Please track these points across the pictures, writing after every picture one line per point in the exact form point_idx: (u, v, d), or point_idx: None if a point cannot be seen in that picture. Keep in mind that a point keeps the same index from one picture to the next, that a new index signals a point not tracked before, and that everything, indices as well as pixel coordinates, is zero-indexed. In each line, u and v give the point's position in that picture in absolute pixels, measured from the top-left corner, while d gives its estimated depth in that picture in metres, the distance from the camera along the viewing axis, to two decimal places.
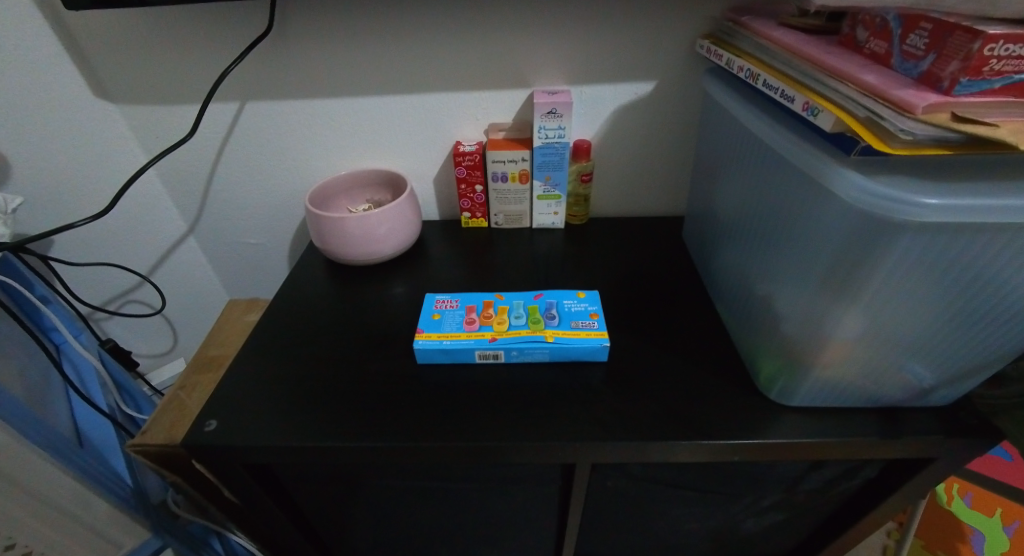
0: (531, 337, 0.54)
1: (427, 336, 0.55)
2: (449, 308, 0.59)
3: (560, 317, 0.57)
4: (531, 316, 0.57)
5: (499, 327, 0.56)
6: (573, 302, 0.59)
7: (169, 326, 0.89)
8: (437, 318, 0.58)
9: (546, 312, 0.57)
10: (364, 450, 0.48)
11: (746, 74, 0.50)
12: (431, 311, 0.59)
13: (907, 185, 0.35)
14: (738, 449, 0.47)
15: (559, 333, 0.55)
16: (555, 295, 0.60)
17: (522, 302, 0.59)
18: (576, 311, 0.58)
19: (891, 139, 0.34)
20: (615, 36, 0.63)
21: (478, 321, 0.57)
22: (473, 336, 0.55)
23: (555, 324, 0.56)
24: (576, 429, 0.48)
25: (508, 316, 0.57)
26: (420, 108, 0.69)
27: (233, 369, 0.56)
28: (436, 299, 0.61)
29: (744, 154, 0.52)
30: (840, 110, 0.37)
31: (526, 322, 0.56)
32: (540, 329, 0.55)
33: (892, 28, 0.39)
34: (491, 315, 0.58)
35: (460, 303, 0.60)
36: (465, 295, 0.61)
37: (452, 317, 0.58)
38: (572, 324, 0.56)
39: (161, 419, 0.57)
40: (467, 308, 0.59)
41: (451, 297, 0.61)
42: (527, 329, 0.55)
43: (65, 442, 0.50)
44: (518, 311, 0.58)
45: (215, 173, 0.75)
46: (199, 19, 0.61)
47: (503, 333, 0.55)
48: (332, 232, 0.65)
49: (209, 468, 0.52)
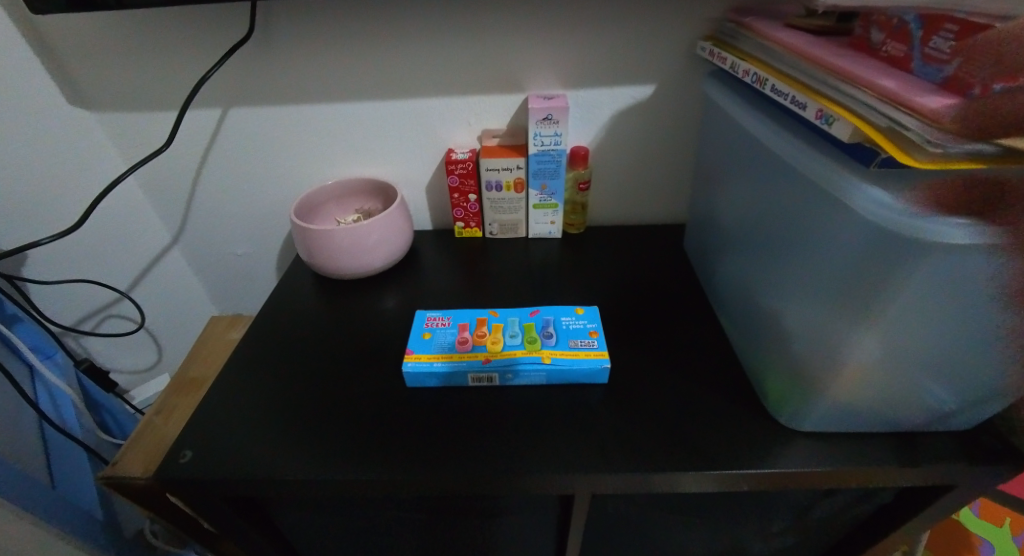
0: (528, 359, 0.51)
1: (416, 358, 0.52)
2: (440, 326, 0.56)
3: (557, 335, 0.54)
4: (527, 335, 0.54)
5: (492, 347, 0.53)
6: (571, 319, 0.56)
7: (153, 341, 0.85)
8: (428, 337, 0.55)
9: (543, 330, 0.54)
10: (349, 483, 0.45)
11: (752, 79, 0.47)
12: (422, 329, 0.56)
13: (936, 203, 0.32)
14: (748, 478, 0.44)
15: (556, 353, 0.52)
16: (553, 311, 0.57)
17: (518, 318, 0.56)
18: (575, 329, 0.55)
19: (915, 151, 0.31)
20: (612, 38, 0.60)
21: (470, 340, 0.54)
22: (465, 357, 0.52)
23: (553, 344, 0.53)
24: (576, 459, 0.45)
25: (502, 334, 0.54)
26: (411, 114, 0.66)
27: (213, 393, 0.53)
28: (426, 316, 0.58)
29: (749, 162, 0.49)
30: (857, 118, 0.34)
31: (521, 342, 0.53)
32: (537, 349, 0.52)
33: (911, 30, 0.36)
34: (485, 332, 0.54)
35: (452, 320, 0.57)
36: (457, 312, 0.58)
37: (444, 336, 0.55)
38: (569, 343, 0.53)
39: (137, 447, 0.54)
40: (460, 326, 0.56)
41: (443, 314, 0.58)
42: (524, 349, 0.52)
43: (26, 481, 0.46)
44: (512, 329, 0.55)
45: (198, 181, 0.72)
46: (176, 23, 0.58)
47: (497, 354, 0.52)
48: (319, 245, 0.62)
49: (185, 502, 0.49)
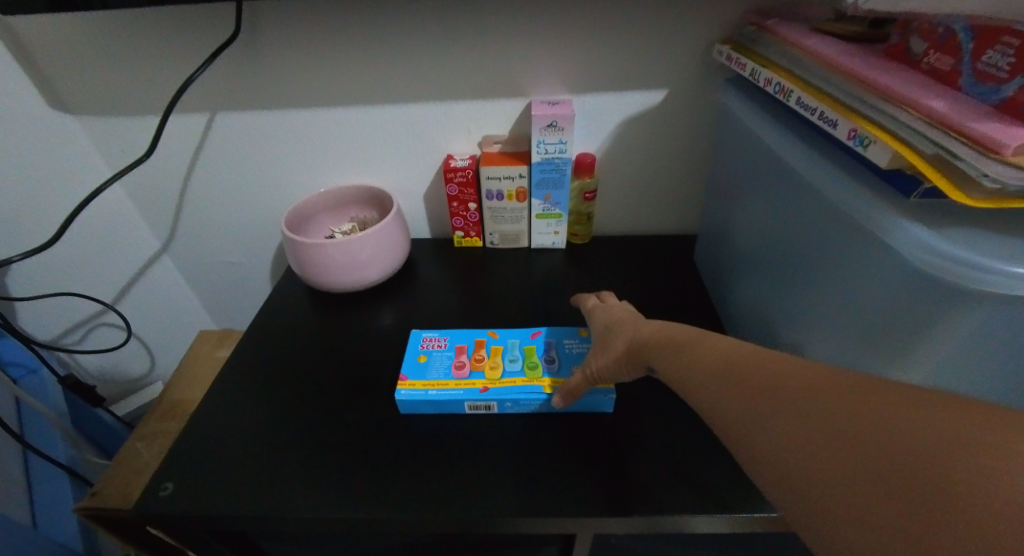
0: (529, 388, 0.48)
1: (411, 384, 0.49)
2: (437, 349, 0.53)
3: (560, 361, 0.51)
4: (528, 360, 0.51)
5: (491, 374, 0.50)
6: (574, 342, 0.53)
7: (145, 351, 0.83)
8: (424, 361, 0.52)
9: (545, 355, 0.51)
10: (336, 522, 0.42)
11: (776, 89, 0.43)
12: (417, 351, 0.53)
13: (987, 246, 0.28)
14: (764, 523, 0.41)
15: (558, 381, 0.49)
16: (555, 332, 0.54)
17: (518, 341, 0.54)
18: (579, 354, 0.52)
19: (968, 186, 0.27)
20: (622, 40, 0.56)
21: (468, 365, 0.51)
22: (462, 385, 0.49)
23: (556, 372, 0.50)
24: (579, 500, 0.42)
25: (502, 359, 0.51)
26: (408, 119, 0.63)
27: (197, 419, 0.51)
28: (422, 337, 0.55)
29: (769, 180, 0.46)
30: (899, 142, 0.31)
31: (522, 368, 0.50)
32: (539, 378, 0.49)
33: (960, 42, 0.32)
34: (483, 356, 0.52)
35: (449, 342, 0.54)
36: (454, 333, 0.55)
37: (439, 360, 0.52)
38: (572, 370, 0.50)
39: (113, 478, 0.52)
40: (457, 349, 0.53)
41: (439, 335, 0.55)
42: (524, 377, 0.49)
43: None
44: (512, 352, 0.52)
45: (186, 188, 0.68)
46: (159, 23, 0.54)
47: (496, 382, 0.49)
48: (310, 259, 0.59)
49: (169, 535, 0.46)
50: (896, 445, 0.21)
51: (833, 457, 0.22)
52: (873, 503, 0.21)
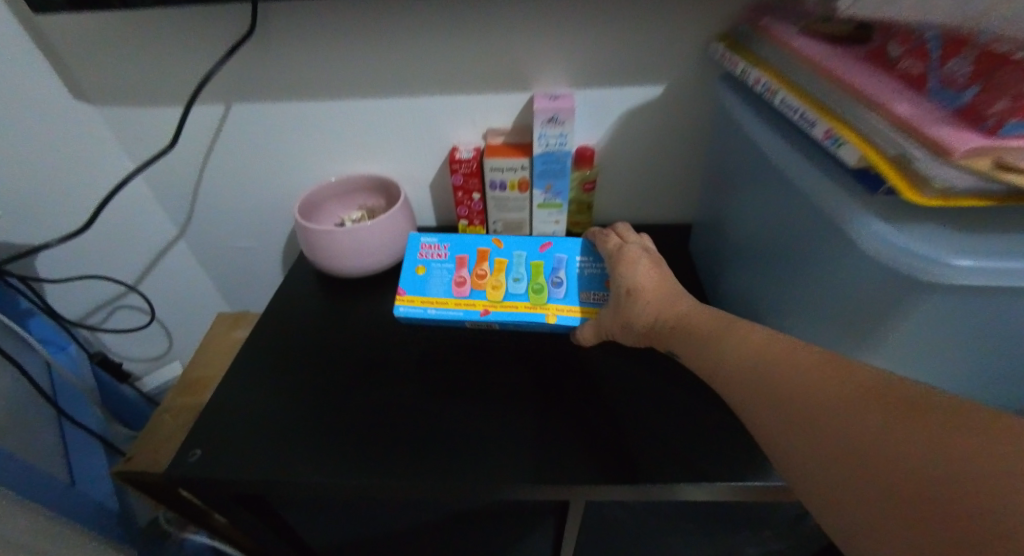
0: (533, 314, 0.52)
1: (409, 301, 0.55)
2: (437, 261, 0.57)
3: (566, 285, 0.54)
4: (533, 282, 0.54)
5: (493, 295, 0.54)
6: (585, 262, 0.55)
7: (165, 331, 0.87)
8: (423, 274, 0.56)
9: (552, 277, 0.54)
10: (351, 487, 0.46)
11: (764, 88, 0.45)
12: (417, 262, 0.57)
13: (939, 241, 0.31)
14: (741, 491, 0.45)
15: (561, 311, 0.52)
16: (564, 247, 0.57)
17: (523, 256, 0.57)
18: (587, 277, 0.54)
19: (923, 188, 0.31)
20: (622, 37, 0.58)
21: (469, 284, 0.55)
22: (462, 305, 0.54)
23: (560, 297, 0.53)
24: (572, 470, 0.46)
25: (506, 279, 0.55)
26: (416, 111, 0.65)
27: (219, 394, 0.54)
28: (421, 244, 0.58)
29: (756, 175, 0.49)
30: (868, 144, 0.34)
31: (526, 291, 0.54)
32: (542, 304, 0.53)
33: (930, 50, 0.35)
34: (485, 274, 0.55)
35: (449, 253, 0.57)
36: (454, 243, 0.58)
37: (438, 274, 0.56)
38: (578, 297, 0.53)
39: (141, 445, 0.57)
40: (457, 262, 0.57)
41: (439, 244, 0.58)
42: (527, 301, 0.53)
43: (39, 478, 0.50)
44: (519, 271, 0.55)
45: (203, 178, 0.71)
46: (179, 20, 0.56)
47: (497, 305, 0.53)
48: (323, 245, 0.63)
49: (197, 496, 0.50)
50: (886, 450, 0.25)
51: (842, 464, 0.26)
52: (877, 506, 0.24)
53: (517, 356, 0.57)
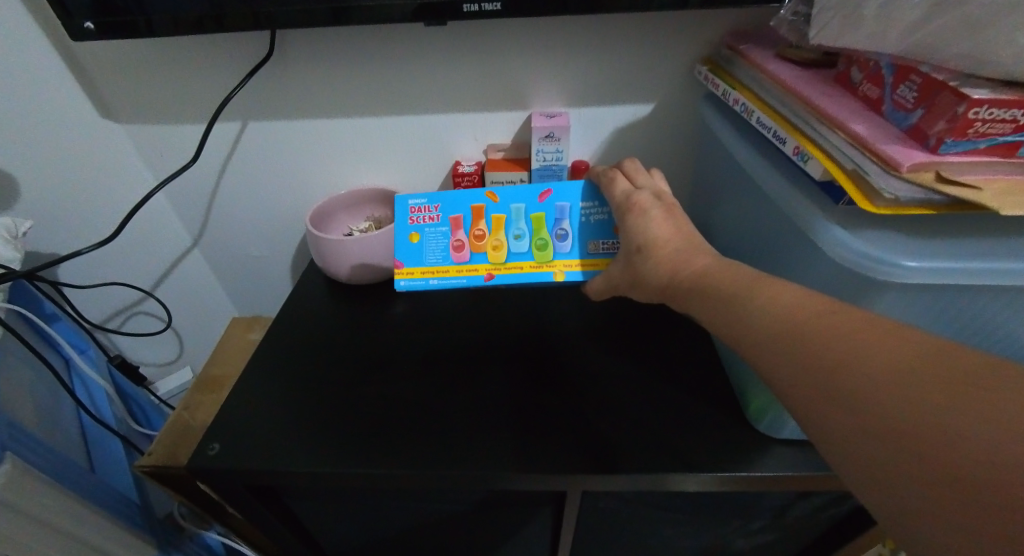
0: (540, 274, 0.53)
1: (408, 274, 0.54)
2: (429, 226, 0.55)
3: (571, 237, 0.53)
4: (536, 238, 0.53)
5: (495, 257, 0.53)
6: (588, 206, 0.54)
7: (177, 337, 0.90)
8: (418, 242, 0.55)
9: (555, 230, 0.53)
10: (362, 477, 0.49)
11: (742, 108, 0.50)
12: (410, 229, 0.55)
13: (889, 245, 0.36)
14: (727, 480, 0.48)
15: (568, 266, 0.53)
16: (565, 194, 0.54)
17: (522, 209, 0.54)
18: (592, 226, 0.53)
19: (875, 197, 0.35)
20: (615, 59, 0.62)
21: (468, 247, 0.54)
22: (465, 272, 0.53)
23: (566, 252, 0.53)
24: (569, 460, 0.49)
25: (507, 237, 0.53)
26: (422, 128, 0.69)
27: (235, 392, 0.58)
28: (410, 207, 0.55)
29: (742, 186, 0.53)
30: (829, 160, 0.38)
31: (530, 250, 0.53)
32: (548, 261, 0.53)
33: (884, 75, 0.39)
34: (484, 234, 0.54)
35: (442, 214, 0.55)
36: (446, 202, 0.55)
37: (434, 240, 0.54)
38: (584, 248, 0.53)
39: (163, 441, 0.64)
40: (452, 224, 0.55)
41: (429, 205, 0.55)
42: (532, 260, 0.53)
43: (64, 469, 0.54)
44: (520, 227, 0.54)
45: (218, 191, 0.75)
46: (204, 45, 0.61)
47: (500, 268, 0.53)
48: (334, 253, 0.66)
49: (213, 489, 0.53)
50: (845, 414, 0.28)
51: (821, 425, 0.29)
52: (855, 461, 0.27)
53: (515, 358, 0.60)
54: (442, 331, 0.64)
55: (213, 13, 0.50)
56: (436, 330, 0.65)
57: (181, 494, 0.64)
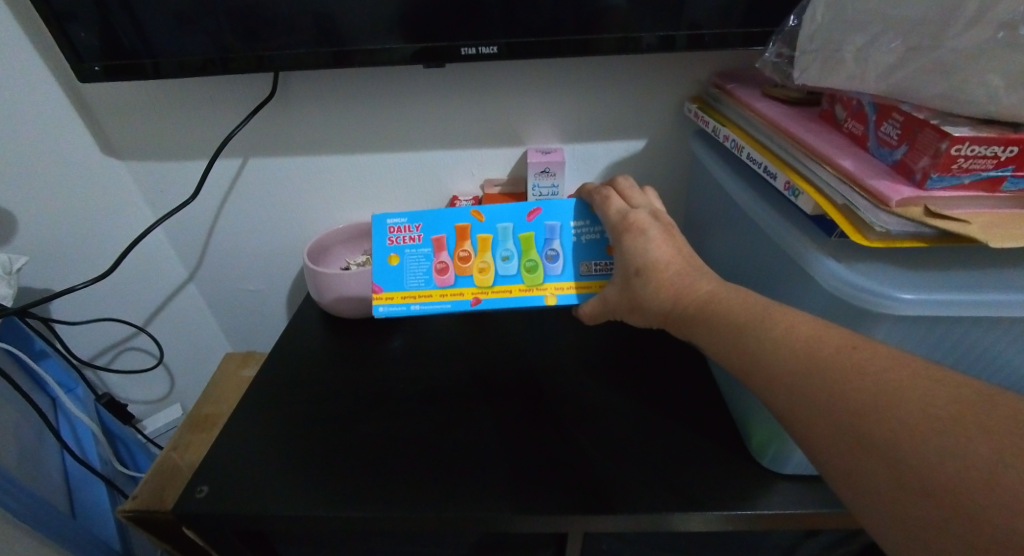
0: (530, 297, 0.53)
1: (386, 299, 0.53)
2: (410, 247, 0.55)
3: (562, 257, 0.53)
4: (525, 259, 0.54)
5: (482, 281, 0.53)
6: (580, 227, 0.54)
7: (168, 374, 0.89)
8: (398, 264, 0.55)
9: (545, 251, 0.54)
10: (355, 520, 0.47)
11: (733, 144, 0.51)
12: (389, 252, 0.55)
13: (883, 278, 0.37)
14: (733, 519, 0.47)
15: (558, 290, 0.53)
16: (554, 214, 0.55)
17: (511, 228, 0.55)
18: (584, 246, 0.54)
19: (867, 230, 0.35)
20: (608, 96, 0.64)
21: (452, 270, 0.54)
22: (450, 298, 0.53)
23: (557, 274, 0.53)
24: (569, 500, 0.47)
25: (494, 259, 0.54)
26: (420, 163, 0.71)
27: (226, 430, 0.56)
28: (390, 231, 0.56)
29: (736, 220, 0.54)
30: (820, 194, 0.39)
31: (519, 271, 0.53)
32: (539, 284, 0.53)
33: (867, 113, 0.41)
34: (470, 255, 0.54)
35: (423, 235, 0.55)
36: (427, 222, 0.56)
37: (415, 262, 0.55)
38: (575, 271, 0.53)
39: (150, 482, 0.62)
40: (434, 245, 0.55)
41: (409, 224, 0.56)
42: (521, 282, 0.53)
43: (45, 514, 0.53)
44: (507, 249, 0.54)
45: (215, 226, 0.75)
46: (207, 85, 0.62)
47: (487, 292, 0.53)
48: (330, 288, 0.66)
49: (200, 536, 0.51)
50: (865, 452, 0.28)
51: (842, 460, 0.29)
52: (879, 494, 0.28)
53: (513, 393, 0.59)
54: (439, 367, 0.64)
55: (220, 57, 0.52)
56: (434, 364, 0.64)
57: (166, 539, 0.62)
